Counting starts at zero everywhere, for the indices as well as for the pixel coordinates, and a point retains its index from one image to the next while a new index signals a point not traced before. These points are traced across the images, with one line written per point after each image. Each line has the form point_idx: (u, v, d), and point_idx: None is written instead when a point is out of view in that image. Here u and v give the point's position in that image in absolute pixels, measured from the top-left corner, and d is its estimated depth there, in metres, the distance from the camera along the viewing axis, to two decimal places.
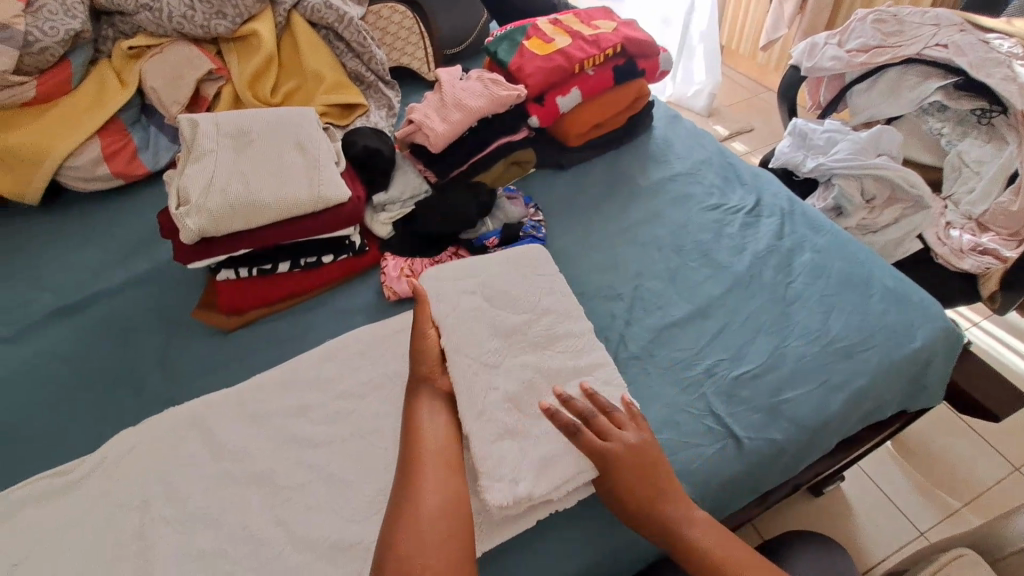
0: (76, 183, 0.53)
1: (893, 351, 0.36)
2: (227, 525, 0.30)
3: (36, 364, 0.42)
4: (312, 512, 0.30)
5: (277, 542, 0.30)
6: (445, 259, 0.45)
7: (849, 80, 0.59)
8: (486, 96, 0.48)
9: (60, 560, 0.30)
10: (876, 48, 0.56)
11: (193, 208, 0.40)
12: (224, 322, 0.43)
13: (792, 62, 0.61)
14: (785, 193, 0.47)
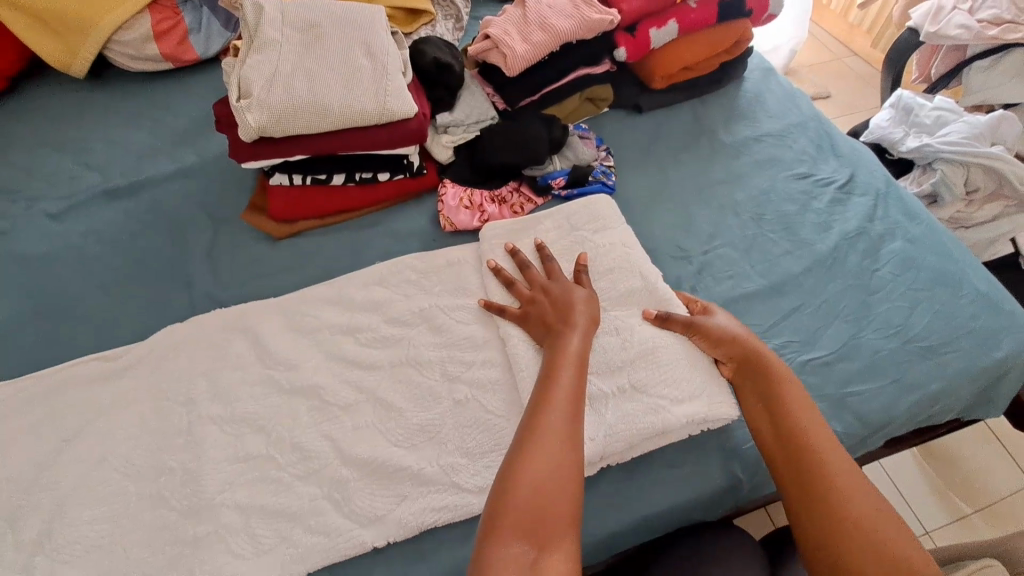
0: (125, 61, 0.51)
1: (975, 359, 0.34)
2: (275, 432, 0.30)
3: (83, 244, 0.42)
4: (361, 432, 0.30)
5: (324, 455, 0.30)
6: (505, 193, 0.43)
7: (971, 54, 0.53)
8: (576, 17, 0.43)
9: (108, 440, 0.30)
10: (1010, 23, 0.50)
11: (254, 102, 0.37)
12: (272, 229, 0.42)
13: (910, 25, 0.55)
14: (882, 173, 0.43)
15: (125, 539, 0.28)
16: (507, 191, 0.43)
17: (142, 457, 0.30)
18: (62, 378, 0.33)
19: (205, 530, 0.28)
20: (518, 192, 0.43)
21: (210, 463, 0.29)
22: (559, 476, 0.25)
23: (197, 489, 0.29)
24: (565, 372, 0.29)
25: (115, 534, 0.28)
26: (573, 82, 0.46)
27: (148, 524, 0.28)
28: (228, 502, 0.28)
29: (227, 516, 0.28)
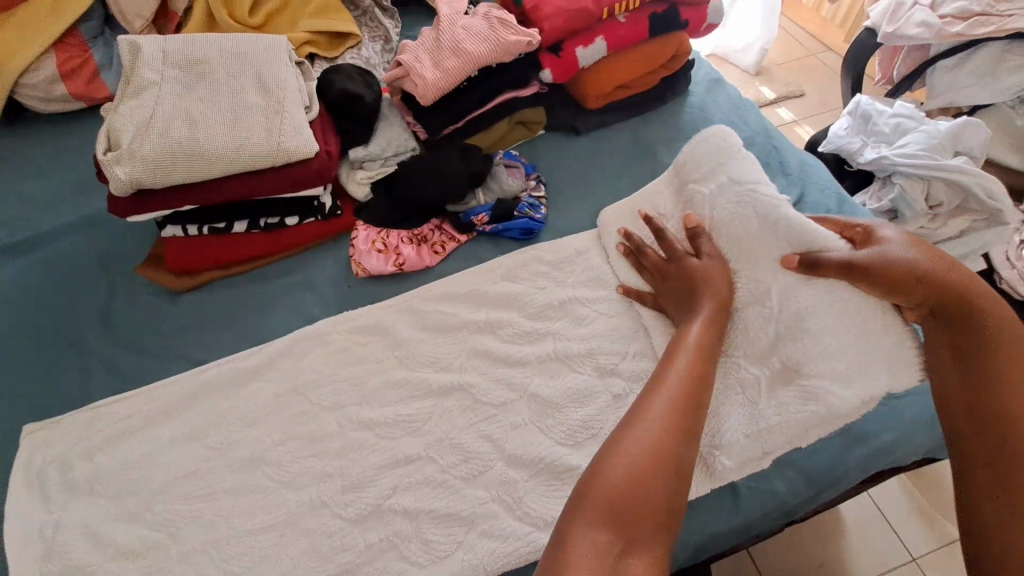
0: (107, 167, 0.99)
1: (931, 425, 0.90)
2: (436, 448, 0.95)
3: (56, 346, 1.13)
4: (509, 433, 0.95)
5: (514, 472, 0.92)
6: (417, 230, 1.22)
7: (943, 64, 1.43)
8: (492, 41, 1.21)
9: (244, 503, 0.92)
10: (982, 26, 1.34)
11: (119, 161, 0.99)
12: (170, 281, 1.17)
13: (889, 33, 1.44)
14: (833, 199, 1.24)
15: (312, 540, 0.88)
16: (423, 236, 1.22)
17: (357, 475, 0.93)
18: (305, 418, 0.99)
19: (392, 541, 0.88)
20: (434, 236, 1.22)
21: (401, 476, 0.93)
22: (648, 456, 0.62)
23: (384, 494, 0.91)
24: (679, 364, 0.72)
25: (325, 541, 0.88)
26: (490, 112, 1.30)
27: (331, 520, 0.90)
28: (402, 511, 0.90)
29: (416, 519, 0.89)
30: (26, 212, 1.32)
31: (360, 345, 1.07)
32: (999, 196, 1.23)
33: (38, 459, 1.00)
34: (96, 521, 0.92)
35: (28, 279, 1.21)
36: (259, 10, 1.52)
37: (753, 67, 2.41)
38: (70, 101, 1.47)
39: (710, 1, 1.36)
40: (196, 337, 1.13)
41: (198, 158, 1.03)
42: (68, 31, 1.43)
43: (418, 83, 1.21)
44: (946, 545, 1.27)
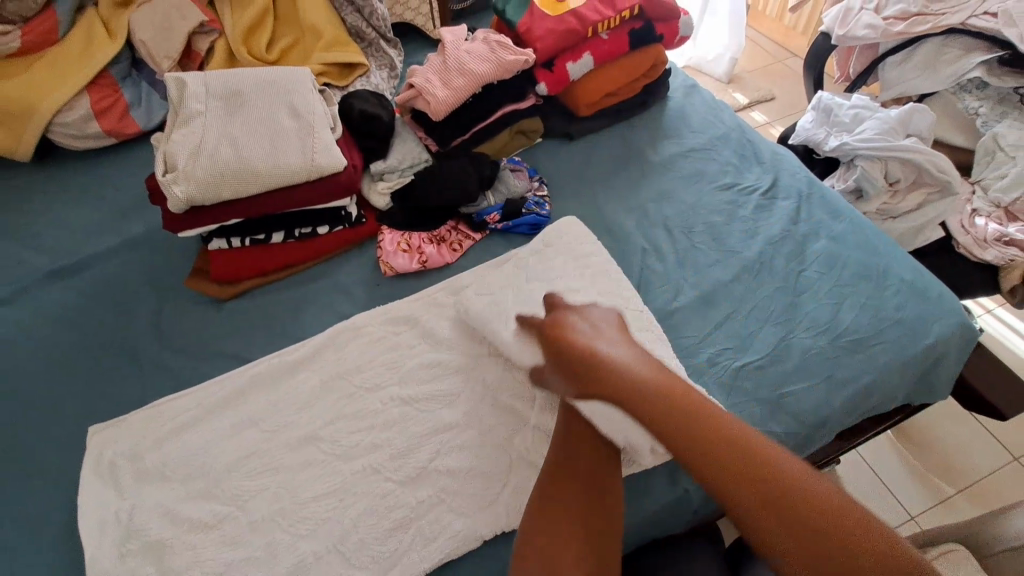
0: (165, 187, 1.12)
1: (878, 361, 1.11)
2: (471, 416, 1.07)
3: (112, 355, 1.24)
4: (535, 398, 1.09)
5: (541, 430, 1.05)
6: (436, 231, 1.36)
7: (890, 59, 1.62)
8: (492, 61, 1.37)
9: (301, 475, 1.02)
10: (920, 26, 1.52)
11: (175, 182, 1.12)
12: (215, 290, 1.30)
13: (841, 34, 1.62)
14: (802, 181, 1.40)
15: (366, 502, 0.99)
16: (442, 236, 1.35)
17: (402, 444, 1.04)
18: (352, 397, 1.11)
19: (439, 496, 1.00)
20: (451, 236, 1.36)
21: (443, 441, 1.05)
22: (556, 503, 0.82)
23: (428, 458, 1.03)
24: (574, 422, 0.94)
25: (379, 501, 0.99)
26: (494, 124, 1.45)
27: (382, 484, 1.01)
28: (445, 471, 1.02)
29: (458, 477, 1.01)
30: (73, 239, 1.44)
31: (393, 334, 1.19)
32: (947, 169, 1.40)
33: (107, 453, 1.09)
34: (167, 501, 1.01)
35: (82, 299, 1.33)
36: (274, 46, 1.67)
37: (724, 75, 2.62)
38: (104, 137, 1.60)
39: (680, 16, 1.54)
40: (242, 339, 1.25)
41: (243, 175, 1.17)
42: (100, 73, 1.58)
43: (429, 101, 1.35)
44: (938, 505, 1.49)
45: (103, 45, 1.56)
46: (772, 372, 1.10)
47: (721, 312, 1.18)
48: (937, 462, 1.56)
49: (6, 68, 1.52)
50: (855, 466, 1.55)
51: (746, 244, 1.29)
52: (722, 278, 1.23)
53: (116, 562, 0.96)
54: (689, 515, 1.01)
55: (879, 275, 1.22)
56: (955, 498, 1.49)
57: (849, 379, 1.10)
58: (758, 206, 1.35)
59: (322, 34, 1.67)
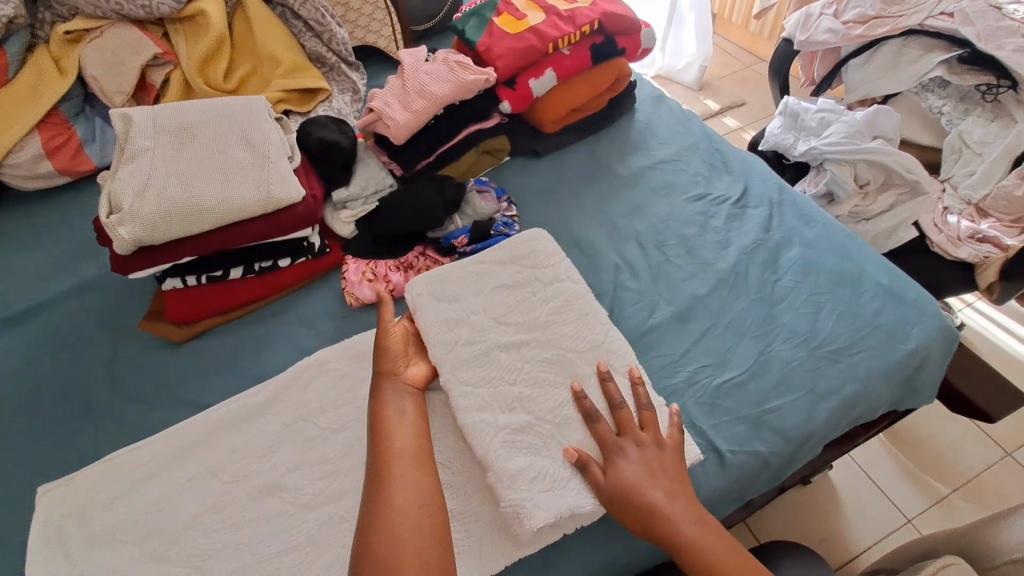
0: (110, 229, 1.07)
1: (856, 373, 1.08)
2: None
3: (61, 409, 1.18)
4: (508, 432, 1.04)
5: None
6: (403, 258, 1.32)
7: (852, 62, 1.64)
8: (453, 83, 1.34)
9: (263, 530, 0.96)
10: (878, 29, 1.55)
11: (120, 224, 1.07)
12: (173, 333, 1.24)
13: (803, 39, 1.64)
14: (776, 189, 1.39)
15: (332, 554, 0.93)
16: (410, 262, 1.31)
17: None
18: (318, 440, 1.05)
19: None
20: (420, 261, 1.32)
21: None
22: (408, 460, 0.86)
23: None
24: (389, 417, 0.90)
25: (348, 551, 0.93)
26: (460, 148, 1.42)
27: (348, 534, 0.95)
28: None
29: None
30: (24, 285, 1.38)
31: (358, 369, 1.14)
32: (916, 169, 1.40)
33: (55, 516, 1.01)
34: (119, 565, 0.95)
35: (32, 348, 1.27)
36: (232, 75, 1.64)
37: (694, 82, 2.63)
38: (57, 176, 1.54)
39: (642, 29, 1.54)
40: (201, 383, 1.18)
41: (193, 213, 1.12)
42: (50, 111, 1.53)
43: (390, 125, 1.32)
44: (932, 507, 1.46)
45: (54, 84, 1.51)
46: (752, 389, 1.07)
47: (698, 327, 1.15)
48: (928, 462, 1.53)
49: None
50: (849, 470, 1.51)
51: (720, 255, 1.26)
52: (698, 291, 1.20)
53: None
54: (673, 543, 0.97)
55: (854, 280, 1.20)
56: (951, 497, 1.46)
57: (831, 391, 1.07)
58: (729, 217, 1.33)
59: (281, 61, 1.64)
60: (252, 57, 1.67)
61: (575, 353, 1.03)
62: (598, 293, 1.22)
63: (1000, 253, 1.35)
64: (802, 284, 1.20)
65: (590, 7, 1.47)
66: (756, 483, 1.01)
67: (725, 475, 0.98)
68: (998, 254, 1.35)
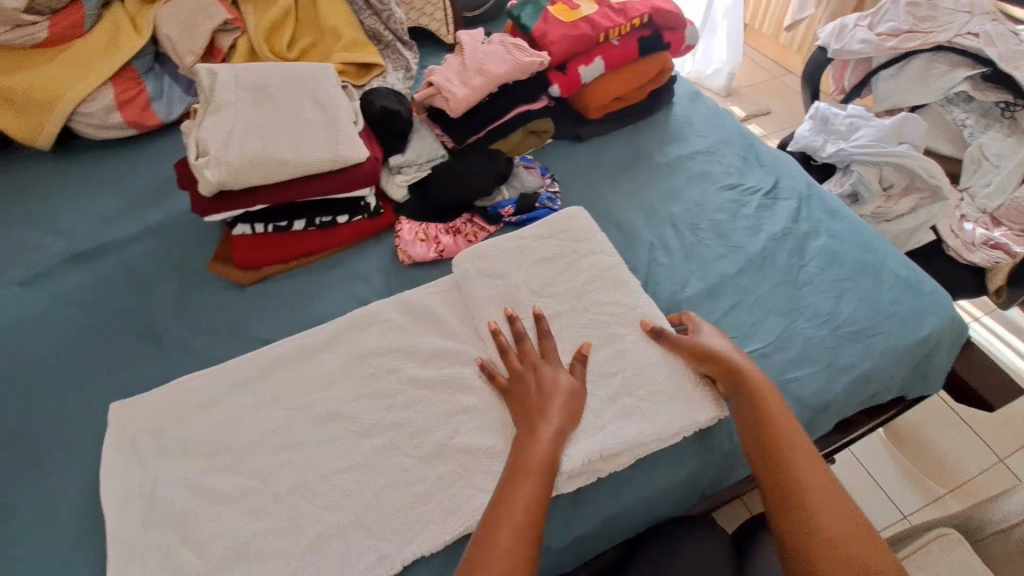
0: (199, 172, 1.17)
1: (869, 353, 1.17)
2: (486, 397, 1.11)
3: (133, 337, 1.28)
4: None
5: None
6: (452, 223, 1.40)
7: (883, 73, 1.71)
8: (510, 63, 1.43)
9: (322, 451, 1.05)
10: (909, 42, 1.63)
11: (208, 168, 1.17)
12: (240, 277, 1.34)
13: (837, 47, 1.71)
14: (806, 184, 1.47)
15: (384, 476, 1.03)
16: (459, 228, 1.40)
17: (420, 423, 1.08)
18: (372, 378, 1.14)
19: (458, 472, 1.03)
20: (468, 227, 1.40)
21: (462, 422, 1.08)
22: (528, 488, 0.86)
23: (446, 436, 1.07)
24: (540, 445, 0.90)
25: (398, 476, 1.03)
26: (509, 125, 1.51)
27: (399, 462, 1.04)
28: (464, 448, 1.05)
29: (474, 454, 1.05)
30: (95, 226, 1.48)
31: (409, 321, 1.23)
32: (938, 175, 1.48)
33: (129, 429, 1.11)
34: (191, 474, 1.04)
35: (104, 282, 1.37)
36: (295, 46, 1.74)
37: (723, 89, 2.72)
38: (125, 128, 1.64)
39: (687, 26, 1.63)
40: (262, 323, 1.28)
41: (270, 163, 1.22)
42: (125, 66, 1.63)
43: (449, 98, 1.41)
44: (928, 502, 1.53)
45: (129, 41, 1.61)
46: (776, 360, 1.15)
47: (727, 303, 1.24)
48: (926, 460, 1.61)
49: (32, 58, 1.56)
50: (850, 467, 1.59)
51: (750, 239, 1.35)
52: (728, 271, 1.29)
53: (140, 533, 0.99)
54: (693, 494, 1.07)
55: (875, 270, 1.29)
56: (946, 498, 1.54)
57: (848, 368, 1.15)
58: (760, 206, 1.41)
59: (342, 37, 1.74)
60: (313, 29, 1.77)
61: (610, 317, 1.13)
62: (634, 266, 1.31)
63: (1010, 259, 1.44)
64: (825, 270, 1.29)
65: (640, 2, 1.56)
66: None
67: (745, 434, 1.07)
68: (1008, 260, 1.44)
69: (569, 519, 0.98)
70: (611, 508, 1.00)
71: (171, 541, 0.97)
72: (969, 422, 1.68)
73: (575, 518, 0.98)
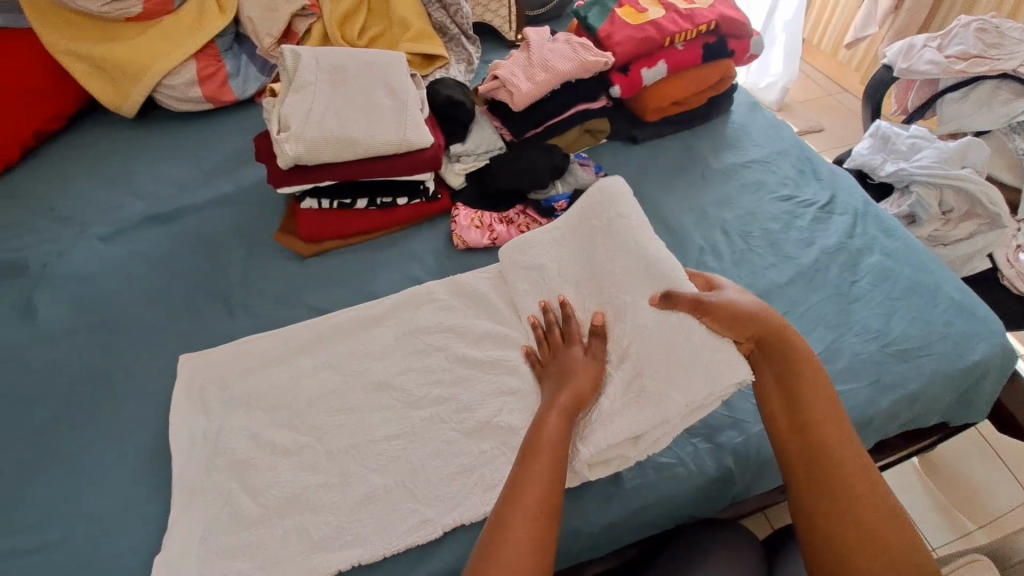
0: (280, 147, 1.26)
1: (919, 373, 1.16)
2: (530, 380, 1.15)
3: (202, 295, 1.36)
4: None
5: None
6: (507, 212, 1.45)
7: (948, 95, 1.67)
8: (575, 63, 1.47)
9: (374, 417, 1.11)
10: (979, 66, 1.60)
11: (289, 143, 1.25)
12: (302, 249, 1.41)
13: (903, 66, 1.69)
14: (864, 201, 1.46)
15: (431, 446, 1.08)
16: (513, 218, 1.44)
17: (466, 399, 1.13)
18: (422, 353, 1.20)
19: (501, 449, 1.07)
20: (523, 219, 1.45)
21: (507, 402, 1.12)
22: (545, 481, 0.76)
23: (490, 414, 1.11)
24: (553, 429, 0.83)
25: (444, 447, 1.07)
26: (569, 123, 1.54)
27: (445, 434, 1.09)
28: (507, 427, 1.09)
29: (517, 434, 1.08)
30: (171, 191, 1.56)
31: (460, 304, 1.28)
32: (1000, 202, 1.45)
33: (197, 379, 1.18)
34: (252, 426, 1.10)
35: (177, 243, 1.45)
36: (366, 32, 1.82)
37: (776, 103, 2.68)
38: (203, 102, 1.73)
39: (752, 36, 1.64)
40: (321, 293, 1.35)
41: (343, 142, 1.29)
42: (207, 44, 1.70)
43: (513, 91, 1.45)
44: (962, 538, 1.48)
45: (213, 19, 1.69)
46: (822, 371, 1.16)
47: (774, 311, 1.25)
48: (963, 494, 1.56)
49: (123, 30, 1.64)
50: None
51: (802, 251, 1.35)
52: (778, 280, 1.29)
53: (203, 476, 1.05)
54: (728, 494, 1.09)
55: (929, 291, 1.27)
56: (977, 534, 1.48)
57: (894, 385, 1.15)
58: (814, 219, 1.41)
59: (410, 28, 1.79)
60: (384, 19, 1.83)
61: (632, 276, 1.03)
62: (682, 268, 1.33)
63: None
64: (879, 288, 1.28)
65: (708, 9, 1.58)
66: None
67: None
68: None
69: (605, 505, 1.01)
70: (647, 499, 1.03)
71: (231, 486, 1.04)
72: (1008, 460, 1.63)
73: (611, 504, 1.01)
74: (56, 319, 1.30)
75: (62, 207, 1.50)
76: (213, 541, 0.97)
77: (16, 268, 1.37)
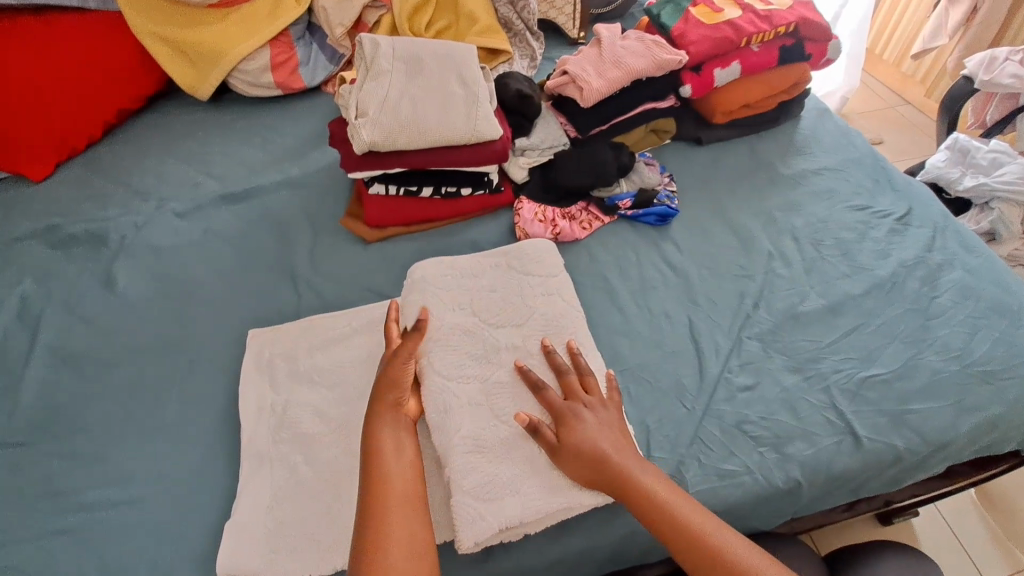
0: (357, 132, 1.29)
1: (1002, 395, 1.12)
2: None
3: (269, 271, 1.36)
4: (661, 372, 1.14)
5: (662, 399, 1.11)
6: (570, 208, 1.44)
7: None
8: (649, 61, 1.46)
9: None
10: None
11: (366, 130, 1.28)
12: (367, 233, 1.42)
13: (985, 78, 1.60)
14: (944, 215, 1.41)
15: None
16: (577, 214, 1.43)
17: None
18: None
19: None
20: (587, 215, 1.43)
21: None
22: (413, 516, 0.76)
23: None
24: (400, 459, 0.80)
25: None
26: (636, 121, 1.53)
27: None
28: None
29: None
30: (242, 170, 1.56)
31: None
32: None
33: (266, 351, 1.17)
34: (320, 402, 1.07)
35: (245, 220, 1.45)
36: (432, 26, 1.80)
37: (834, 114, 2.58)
38: (274, 88, 1.71)
39: (832, 39, 1.59)
40: (385, 277, 1.36)
41: (417, 131, 1.31)
42: (282, 31, 1.69)
43: (584, 88, 1.44)
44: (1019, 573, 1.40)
45: (289, 9, 1.66)
46: (897, 387, 1.12)
47: (848, 322, 1.21)
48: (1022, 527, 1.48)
49: (203, 15, 1.62)
50: (930, 517, 1.47)
51: (878, 263, 1.31)
52: (852, 291, 1.26)
53: (270, 446, 1.04)
54: (793, 506, 1.06)
55: (1013, 311, 1.22)
56: None
57: (974, 407, 1.10)
58: (889, 231, 1.36)
59: (477, 21, 1.79)
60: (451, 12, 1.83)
61: (493, 340, 0.98)
62: (750, 273, 1.31)
63: None
64: (960, 304, 1.23)
65: (788, 10, 1.55)
66: (878, 473, 1.07)
67: (857, 455, 1.06)
68: None
69: None
70: (710, 504, 1.01)
71: (296, 459, 1.01)
72: None
73: None
74: (130, 287, 1.31)
75: (137, 180, 1.52)
76: (280, 512, 0.96)
77: (96, 237, 1.39)
